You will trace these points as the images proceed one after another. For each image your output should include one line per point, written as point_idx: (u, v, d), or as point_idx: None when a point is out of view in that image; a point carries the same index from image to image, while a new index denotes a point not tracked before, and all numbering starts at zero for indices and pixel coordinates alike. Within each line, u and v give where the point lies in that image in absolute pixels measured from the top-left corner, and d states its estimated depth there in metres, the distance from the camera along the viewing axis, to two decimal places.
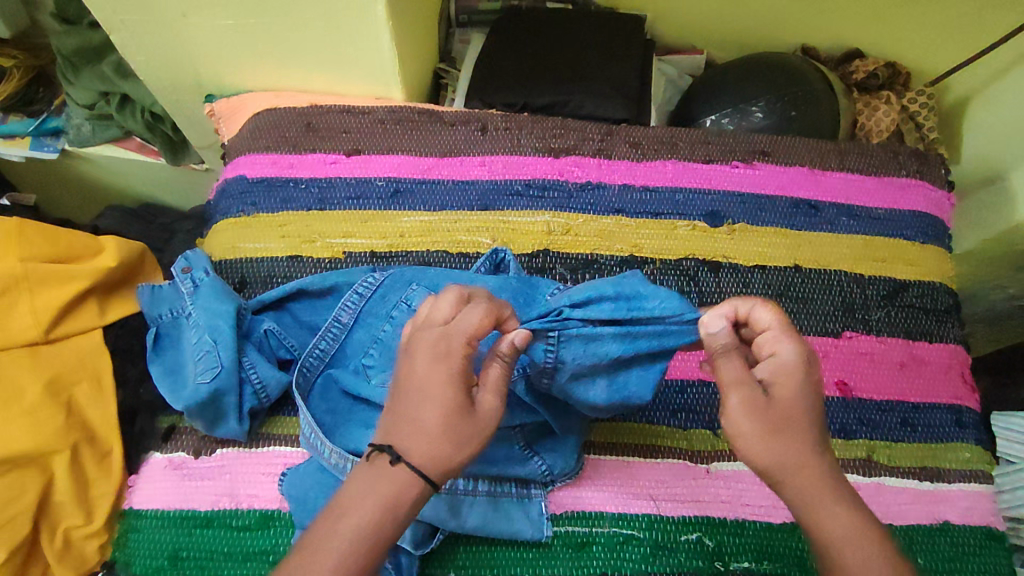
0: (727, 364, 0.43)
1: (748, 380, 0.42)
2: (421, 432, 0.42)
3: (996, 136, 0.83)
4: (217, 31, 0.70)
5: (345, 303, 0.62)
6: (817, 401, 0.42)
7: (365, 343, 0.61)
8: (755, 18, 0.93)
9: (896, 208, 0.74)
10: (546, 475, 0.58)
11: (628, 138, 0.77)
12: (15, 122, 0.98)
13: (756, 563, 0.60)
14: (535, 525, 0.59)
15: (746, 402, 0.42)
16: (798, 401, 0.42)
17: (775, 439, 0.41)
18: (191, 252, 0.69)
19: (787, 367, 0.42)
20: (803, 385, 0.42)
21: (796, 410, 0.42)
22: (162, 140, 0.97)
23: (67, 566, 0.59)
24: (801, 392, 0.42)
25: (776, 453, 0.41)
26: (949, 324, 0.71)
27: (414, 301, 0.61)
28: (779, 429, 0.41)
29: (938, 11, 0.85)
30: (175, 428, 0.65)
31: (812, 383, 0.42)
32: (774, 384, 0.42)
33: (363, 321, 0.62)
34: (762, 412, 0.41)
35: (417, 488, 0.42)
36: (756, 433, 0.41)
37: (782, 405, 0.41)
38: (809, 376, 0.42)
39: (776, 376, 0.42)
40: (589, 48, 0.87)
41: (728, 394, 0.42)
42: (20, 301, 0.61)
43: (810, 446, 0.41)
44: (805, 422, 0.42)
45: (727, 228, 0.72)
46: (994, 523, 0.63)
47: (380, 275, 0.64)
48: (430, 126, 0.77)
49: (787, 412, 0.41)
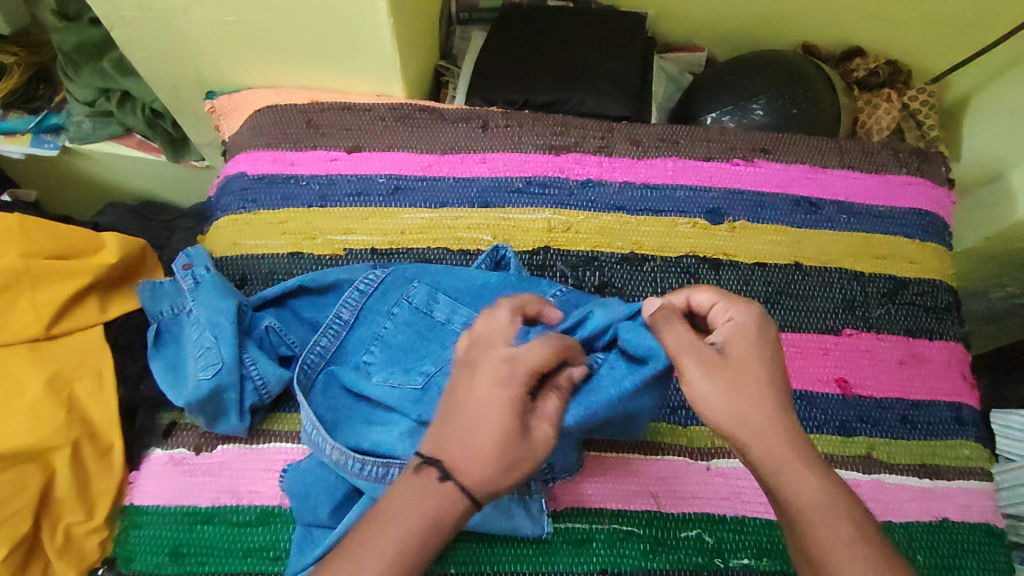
0: (674, 332, 0.48)
1: (697, 341, 0.47)
2: (476, 454, 0.43)
3: (997, 135, 0.83)
4: (217, 28, 0.70)
5: (346, 301, 0.63)
6: (776, 355, 0.47)
7: (365, 340, 0.62)
8: (755, 15, 0.93)
9: (896, 206, 0.74)
10: (547, 473, 0.57)
11: (629, 136, 0.77)
12: (15, 119, 0.98)
13: (756, 560, 0.60)
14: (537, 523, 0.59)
15: (698, 361, 0.46)
16: (752, 354, 0.46)
17: (732, 392, 0.45)
18: (191, 249, 0.68)
19: (741, 327, 0.48)
20: (756, 339, 0.47)
21: (751, 365, 0.46)
22: (162, 137, 0.97)
23: (67, 563, 0.59)
24: (754, 349, 0.47)
25: (737, 408, 0.45)
26: (949, 322, 0.71)
27: (416, 298, 0.63)
28: (737, 380, 0.45)
29: (938, 10, 0.85)
30: (176, 424, 0.65)
31: (767, 338, 0.48)
32: (727, 342, 0.47)
33: (364, 318, 0.63)
34: (718, 367, 0.46)
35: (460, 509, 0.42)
36: (715, 388, 0.45)
37: (735, 360, 0.46)
38: (764, 336, 0.48)
39: (730, 338, 0.48)
40: (589, 45, 0.87)
41: (684, 360, 0.47)
42: (20, 299, 0.61)
43: (770, 404, 0.45)
44: (761, 372, 0.46)
45: (727, 226, 0.72)
46: (993, 521, 0.63)
47: (380, 273, 0.64)
48: (430, 123, 0.77)
49: (743, 364, 0.46)
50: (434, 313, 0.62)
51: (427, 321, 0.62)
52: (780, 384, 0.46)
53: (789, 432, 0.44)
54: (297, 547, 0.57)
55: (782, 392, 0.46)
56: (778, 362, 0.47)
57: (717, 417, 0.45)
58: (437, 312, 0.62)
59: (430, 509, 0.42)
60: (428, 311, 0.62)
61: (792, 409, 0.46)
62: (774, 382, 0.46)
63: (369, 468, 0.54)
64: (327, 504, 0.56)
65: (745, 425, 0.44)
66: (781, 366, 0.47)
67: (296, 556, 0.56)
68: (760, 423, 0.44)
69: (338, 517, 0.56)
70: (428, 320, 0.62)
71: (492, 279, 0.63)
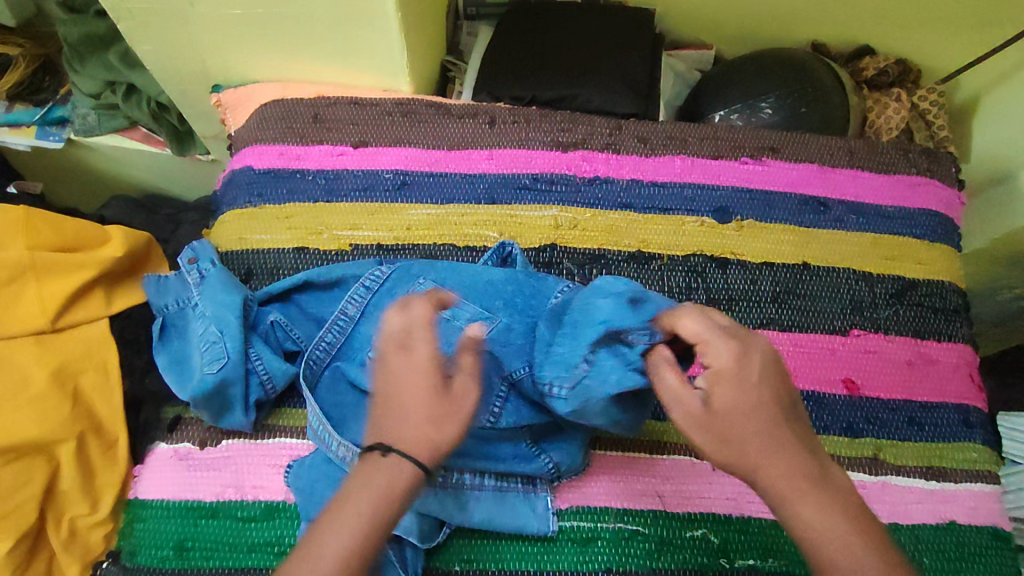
0: (669, 374, 0.46)
1: (680, 395, 0.44)
2: (410, 422, 0.44)
3: (1007, 135, 0.82)
4: (224, 20, 0.70)
5: (351, 296, 0.62)
6: (766, 396, 0.43)
7: (371, 335, 0.61)
8: (764, 12, 0.92)
9: (905, 207, 0.74)
10: (553, 471, 0.60)
11: (637, 133, 0.77)
12: (20, 111, 0.98)
13: (760, 561, 0.59)
14: (541, 521, 0.59)
15: (683, 414, 0.44)
16: (740, 403, 0.42)
17: (723, 446, 0.42)
18: (197, 243, 0.68)
19: (724, 374, 0.43)
20: (743, 385, 0.43)
21: (738, 415, 0.42)
22: (168, 131, 0.97)
23: (72, 555, 0.59)
24: (740, 395, 0.43)
25: (726, 457, 0.42)
26: (958, 324, 0.70)
27: (421, 293, 0.61)
28: (727, 432, 0.42)
29: (949, 9, 0.84)
30: (181, 419, 0.65)
31: (752, 380, 0.43)
32: (713, 389, 0.43)
33: (369, 314, 0.62)
34: (707, 417, 0.43)
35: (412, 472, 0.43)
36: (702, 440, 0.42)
37: (722, 410, 0.42)
38: (748, 382, 0.43)
39: (712, 385, 0.43)
40: (597, 41, 0.86)
41: (671, 410, 0.44)
42: (27, 291, 0.61)
43: (764, 448, 0.42)
44: (750, 423, 0.42)
45: (735, 225, 0.72)
46: (999, 524, 0.63)
47: (387, 268, 0.64)
48: (437, 118, 0.77)
49: (729, 415, 0.42)
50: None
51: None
52: (775, 422, 0.42)
53: (791, 461, 0.42)
54: None
55: (777, 440, 0.42)
56: (770, 407, 0.43)
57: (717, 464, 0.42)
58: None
59: (386, 477, 0.43)
60: None
61: (787, 458, 0.42)
62: (765, 430, 0.42)
63: None
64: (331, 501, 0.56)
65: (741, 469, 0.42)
66: (773, 412, 0.43)
67: None
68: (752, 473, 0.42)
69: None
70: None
71: (498, 275, 0.63)
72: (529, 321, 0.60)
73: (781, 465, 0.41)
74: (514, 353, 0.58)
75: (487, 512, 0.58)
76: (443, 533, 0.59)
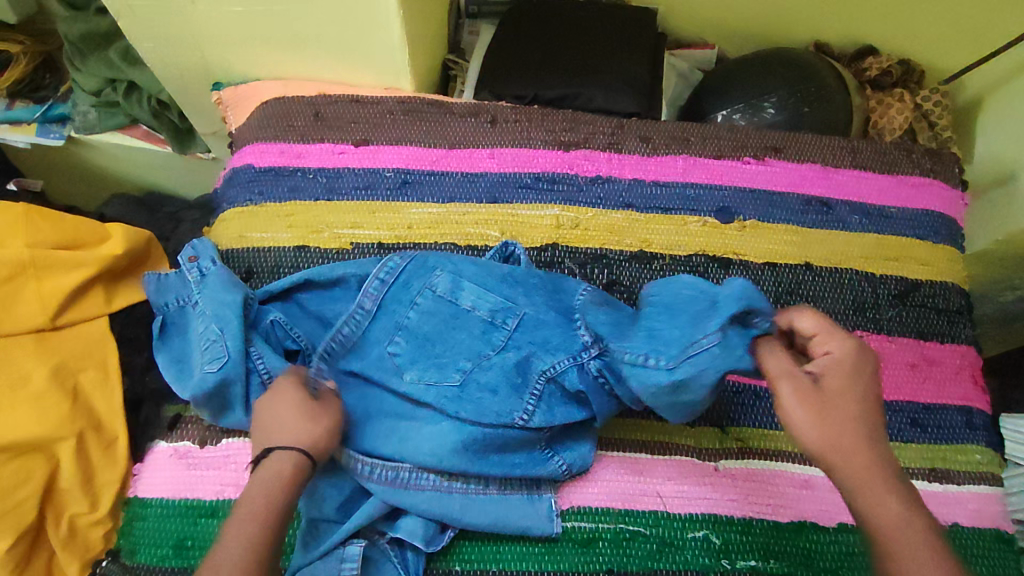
0: (773, 358, 0.47)
1: (795, 372, 0.45)
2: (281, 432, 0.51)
3: (1010, 136, 0.82)
4: (225, 17, 0.69)
5: (367, 290, 0.61)
6: (872, 391, 0.45)
7: (388, 331, 0.61)
8: (767, 11, 0.92)
9: (908, 207, 0.74)
10: (567, 472, 0.60)
11: (639, 132, 0.76)
12: (20, 109, 0.97)
13: (762, 563, 0.59)
14: (547, 523, 0.59)
15: (797, 389, 0.44)
16: (851, 388, 0.45)
17: (827, 423, 0.43)
18: (196, 242, 0.68)
19: (840, 363, 0.45)
20: (853, 375, 0.45)
21: (846, 399, 0.44)
22: (168, 129, 0.97)
23: (72, 554, 0.59)
24: (851, 383, 0.45)
25: (827, 435, 0.43)
26: (960, 325, 0.70)
27: (440, 286, 0.61)
28: (831, 412, 0.44)
29: (953, 9, 0.84)
30: (181, 417, 0.65)
31: (864, 375, 0.45)
32: (824, 373, 0.45)
33: (386, 309, 0.61)
34: (816, 397, 0.44)
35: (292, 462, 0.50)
36: (804, 417, 0.44)
37: (832, 391, 0.44)
38: (861, 374, 0.45)
39: (826, 370, 0.45)
40: (600, 40, 0.86)
41: (780, 385, 0.45)
42: (26, 288, 0.61)
43: (859, 431, 0.43)
44: (854, 408, 0.44)
45: (738, 225, 0.72)
46: (1003, 526, 0.63)
47: (403, 260, 0.62)
48: (439, 117, 0.76)
49: (837, 397, 0.44)
50: (460, 302, 0.60)
51: (452, 310, 0.60)
52: (875, 415, 0.44)
53: (879, 449, 0.43)
54: (302, 540, 0.56)
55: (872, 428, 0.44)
56: (873, 400, 0.45)
57: (811, 442, 0.43)
58: (463, 301, 0.61)
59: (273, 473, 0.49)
60: (453, 300, 0.61)
61: (875, 445, 0.43)
62: (863, 417, 0.44)
63: (378, 471, 0.57)
64: (335, 497, 0.58)
65: (834, 449, 0.43)
66: (876, 405, 0.45)
67: (302, 547, 0.56)
68: (836, 455, 0.43)
69: (342, 509, 0.58)
70: (453, 308, 0.61)
71: (516, 270, 0.62)
72: (556, 318, 0.59)
73: (866, 452, 0.43)
74: (550, 349, 0.58)
75: (491, 515, 0.58)
76: (445, 537, 0.59)
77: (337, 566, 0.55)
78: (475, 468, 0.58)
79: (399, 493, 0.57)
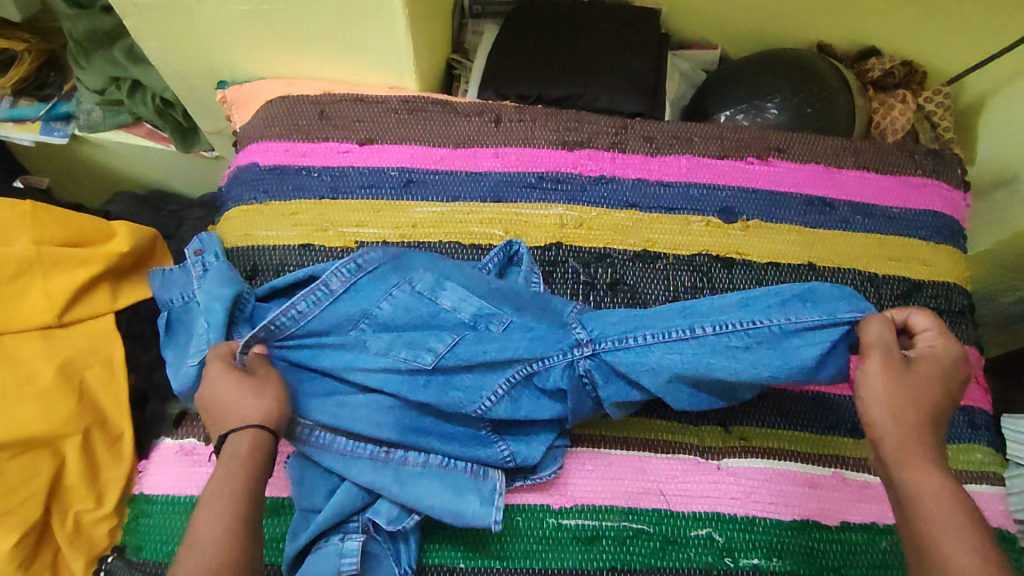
0: (877, 327, 0.50)
1: (895, 348, 0.49)
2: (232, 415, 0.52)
3: (1012, 137, 0.82)
4: (231, 16, 0.70)
5: (337, 271, 0.59)
6: (948, 393, 0.49)
7: (352, 315, 0.59)
8: (770, 12, 0.92)
9: (911, 208, 0.74)
10: (511, 461, 0.60)
11: (642, 132, 0.77)
12: (26, 106, 0.98)
13: (765, 561, 0.59)
14: (484, 513, 0.58)
15: (887, 360, 0.48)
16: (937, 381, 0.48)
17: (902, 396, 0.47)
18: (204, 234, 0.69)
19: (939, 360, 0.49)
20: (944, 372, 0.48)
21: (929, 384, 0.47)
22: (173, 127, 0.98)
23: (77, 551, 0.59)
24: (939, 376, 0.48)
25: (898, 408, 0.47)
26: (963, 325, 0.70)
27: (420, 283, 0.60)
28: (911, 389, 0.47)
29: (956, 9, 0.84)
30: (187, 414, 0.64)
31: (953, 377, 0.49)
32: (920, 360, 0.49)
33: (353, 293, 0.60)
34: (902, 373, 0.48)
35: (246, 436, 0.51)
36: (884, 388, 0.47)
37: (920, 374, 0.48)
38: (952, 373, 0.49)
39: (923, 359, 0.49)
40: (603, 40, 0.86)
41: (870, 353, 0.49)
42: (33, 285, 0.61)
43: (926, 414, 0.47)
44: (931, 395, 0.47)
45: (741, 225, 0.72)
46: (1004, 525, 0.63)
47: (381, 253, 0.59)
48: (443, 116, 0.77)
49: (922, 381, 0.47)
50: (439, 300, 0.60)
51: (430, 308, 0.59)
52: (942, 409, 0.48)
53: (932, 434, 0.47)
54: (292, 531, 0.57)
55: (935, 417, 0.47)
56: (944, 398, 0.48)
57: (878, 408, 0.47)
58: (442, 299, 0.60)
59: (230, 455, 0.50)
60: (432, 298, 0.60)
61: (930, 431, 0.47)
62: (933, 406, 0.47)
63: (318, 433, 0.58)
64: (325, 488, 0.58)
65: (899, 419, 0.46)
66: (947, 404, 0.48)
67: (291, 539, 0.57)
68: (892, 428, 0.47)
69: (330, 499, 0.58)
70: (432, 307, 0.59)
71: (504, 281, 0.61)
72: (546, 325, 0.60)
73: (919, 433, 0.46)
74: (535, 346, 0.59)
75: (427, 493, 0.57)
76: (408, 520, 0.58)
77: (337, 561, 0.55)
78: (414, 441, 0.59)
79: (337, 461, 0.58)
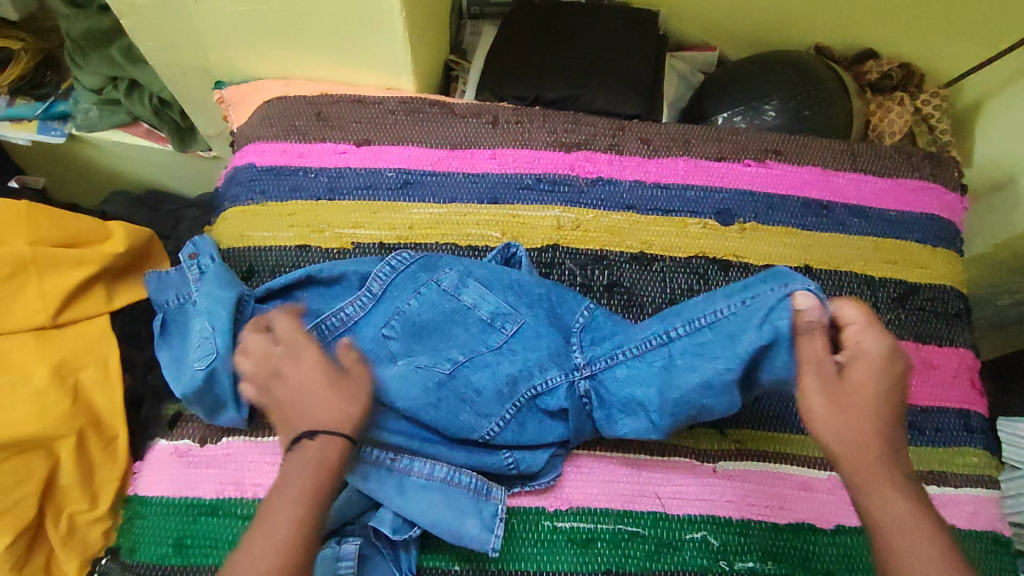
0: (812, 340, 0.47)
1: (822, 364, 0.47)
2: (321, 410, 0.50)
3: (1010, 141, 0.82)
4: (228, 17, 0.70)
5: (376, 275, 0.63)
6: (892, 390, 0.46)
7: (387, 314, 0.62)
8: (768, 14, 0.92)
9: (908, 210, 0.74)
10: (514, 469, 0.60)
11: (640, 134, 0.76)
12: (21, 105, 0.97)
13: (760, 564, 0.59)
14: (483, 538, 0.58)
15: (818, 382, 0.46)
16: (874, 385, 0.46)
17: (842, 418, 0.45)
18: (197, 238, 0.68)
19: (867, 360, 0.46)
20: (876, 371, 0.46)
21: (867, 393, 0.46)
22: (169, 127, 0.97)
23: (71, 551, 0.59)
24: (873, 380, 0.46)
25: (843, 430, 0.45)
26: (959, 329, 0.70)
27: (445, 281, 0.63)
28: (852, 403, 0.46)
29: (953, 12, 0.84)
30: (181, 415, 0.64)
31: (891, 371, 0.46)
32: (850, 366, 0.46)
33: (389, 295, 0.63)
34: (837, 391, 0.46)
35: (337, 446, 0.50)
36: (825, 411, 0.46)
37: (852, 386, 0.46)
38: (887, 369, 0.46)
39: (852, 364, 0.46)
40: (601, 42, 0.86)
41: (805, 372, 0.47)
42: (27, 286, 0.61)
43: (874, 425, 0.45)
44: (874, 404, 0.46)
45: (738, 227, 0.72)
46: (1000, 529, 0.63)
47: (412, 254, 0.65)
48: (441, 117, 0.77)
49: (858, 392, 0.46)
50: (461, 296, 0.63)
51: (453, 305, 0.63)
52: (892, 412, 0.46)
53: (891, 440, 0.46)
54: None
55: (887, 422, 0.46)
56: (888, 399, 0.46)
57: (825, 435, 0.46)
58: (464, 295, 0.63)
59: (317, 454, 0.49)
60: (455, 294, 0.63)
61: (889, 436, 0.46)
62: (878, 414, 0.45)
63: None
64: None
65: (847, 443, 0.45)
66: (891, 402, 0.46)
67: None
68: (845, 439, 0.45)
69: None
70: (455, 304, 0.63)
71: (523, 277, 0.64)
72: (554, 333, 0.62)
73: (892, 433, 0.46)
74: (548, 358, 0.61)
75: (429, 507, 0.57)
76: (414, 531, 0.57)
77: (334, 565, 0.54)
78: (420, 447, 0.59)
79: None
